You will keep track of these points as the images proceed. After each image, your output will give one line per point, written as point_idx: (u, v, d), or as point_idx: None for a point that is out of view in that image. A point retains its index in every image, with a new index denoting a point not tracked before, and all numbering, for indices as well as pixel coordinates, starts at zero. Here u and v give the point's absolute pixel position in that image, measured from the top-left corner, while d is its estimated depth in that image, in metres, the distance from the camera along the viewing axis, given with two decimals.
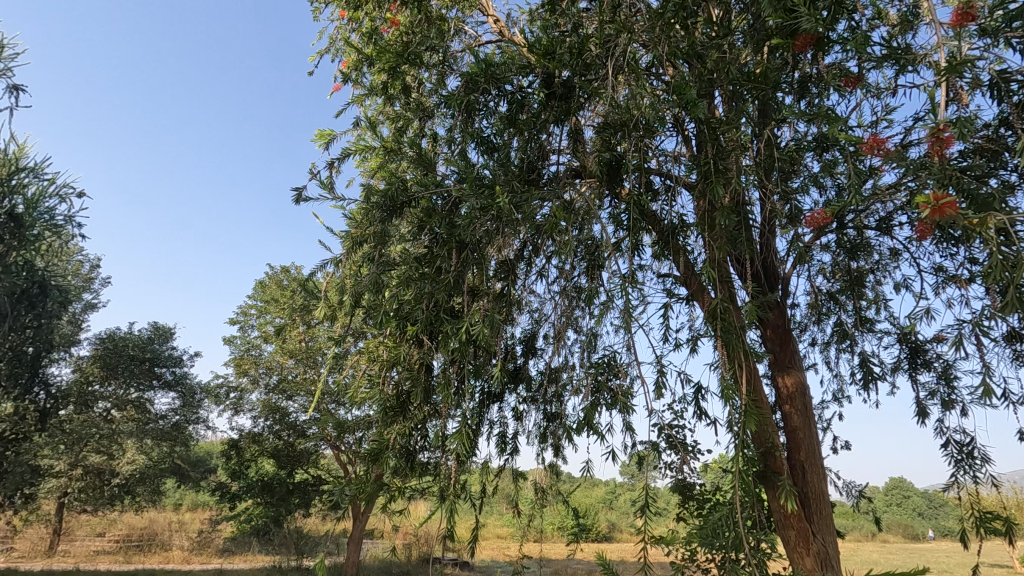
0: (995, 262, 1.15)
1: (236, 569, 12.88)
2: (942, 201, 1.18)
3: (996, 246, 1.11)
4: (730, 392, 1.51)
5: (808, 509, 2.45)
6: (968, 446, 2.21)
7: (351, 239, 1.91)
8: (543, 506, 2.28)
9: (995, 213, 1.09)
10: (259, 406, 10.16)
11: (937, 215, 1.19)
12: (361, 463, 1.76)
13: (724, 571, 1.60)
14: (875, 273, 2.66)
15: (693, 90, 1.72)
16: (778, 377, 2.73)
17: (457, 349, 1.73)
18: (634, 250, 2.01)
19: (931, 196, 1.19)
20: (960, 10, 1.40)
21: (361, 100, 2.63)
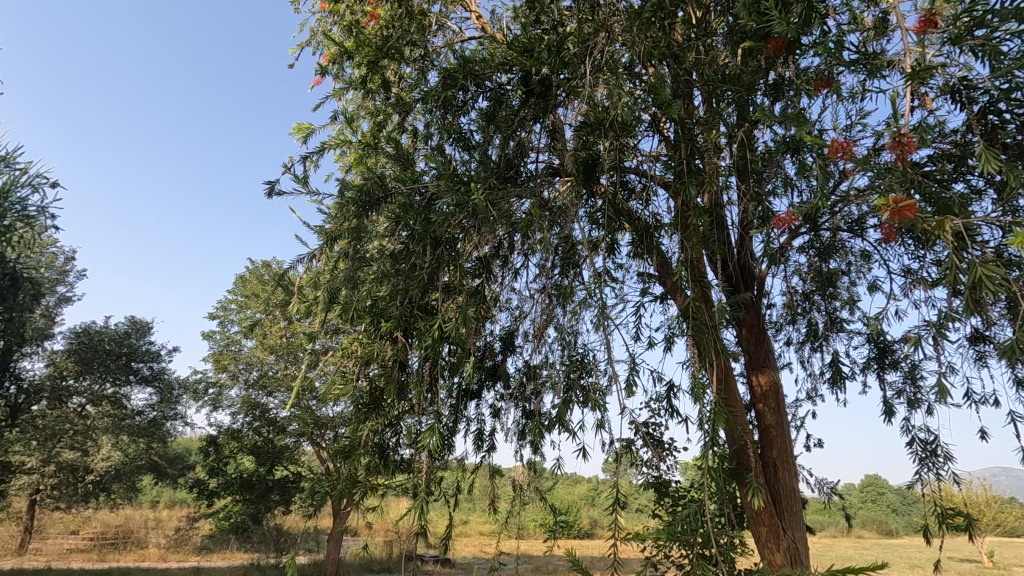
0: (953, 265, 1.18)
1: (213, 567, 12.74)
2: (902, 204, 1.19)
3: (953, 250, 1.13)
4: (700, 392, 1.53)
5: (780, 505, 2.49)
6: (932, 445, 2.25)
7: (327, 234, 1.90)
8: (519, 503, 2.29)
9: (951, 217, 1.11)
10: (239, 401, 10.03)
11: (897, 217, 1.21)
12: (334, 460, 1.75)
13: (692, 568, 1.62)
14: (847, 274, 2.71)
15: (668, 90, 1.73)
16: (753, 376, 2.78)
17: (431, 346, 1.73)
18: (610, 250, 2.02)
19: (891, 199, 1.21)
20: (924, 17, 1.49)
21: (341, 94, 2.61)
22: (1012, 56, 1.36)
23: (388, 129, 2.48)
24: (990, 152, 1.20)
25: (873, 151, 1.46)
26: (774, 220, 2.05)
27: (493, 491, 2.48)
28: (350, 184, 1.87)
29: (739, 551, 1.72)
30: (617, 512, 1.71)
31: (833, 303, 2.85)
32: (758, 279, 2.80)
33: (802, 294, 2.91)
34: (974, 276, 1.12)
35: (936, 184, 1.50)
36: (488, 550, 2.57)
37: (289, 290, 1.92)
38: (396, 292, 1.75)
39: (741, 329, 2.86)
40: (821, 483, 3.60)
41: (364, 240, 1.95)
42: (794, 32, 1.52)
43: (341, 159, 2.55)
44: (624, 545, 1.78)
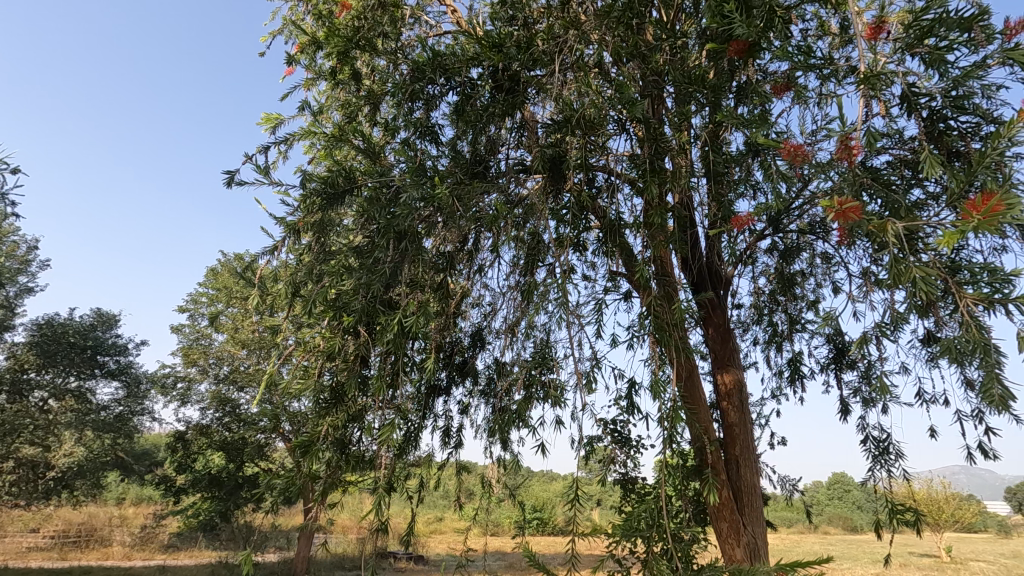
0: (893, 266, 1.22)
1: (180, 565, 12.50)
2: (846, 206, 1.23)
3: (893, 252, 1.16)
4: (659, 388, 1.54)
5: (741, 501, 2.54)
6: (885, 443, 2.32)
7: (290, 226, 1.87)
8: (484, 500, 2.29)
9: (891, 219, 1.15)
10: (208, 397, 9.83)
11: (842, 218, 1.24)
12: (292, 455, 1.73)
13: (646, 564, 1.63)
14: (809, 275, 2.78)
15: (633, 89, 1.75)
16: (718, 374, 2.82)
17: (392, 341, 1.72)
18: (577, 247, 2.04)
19: (837, 200, 1.25)
20: (875, 24, 1.54)
21: (311, 85, 2.57)
22: (957, 65, 1.40)
23: (359, 120, 2.45)
24: (933, 157, 1.24)
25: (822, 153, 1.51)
26: (732, 219, 2.07)
27: (459, 488, 2.48)
28: (314, 175, 1.84)
29: (694, 547, 1.74)
30: (576, 507, 1.72)
31: (796, 304, 2.92)
32: (726, 280, 2.86)
33: (768, 295, 2.97)
34: (910, 276, 1.17)
35: (886, 189, 1.55)
36: (454, 546, 2.58)
37: (251, 282, 1.89)
38: (358, 285, 1.74)
39: (708, 329, 2.90)
40: (783, 480, 3.69)
41: (329, 232, 1.93)
42: (753, 34, 1.55)
43: (311, 151, 2.52)
44: (582, 541, 1.80)
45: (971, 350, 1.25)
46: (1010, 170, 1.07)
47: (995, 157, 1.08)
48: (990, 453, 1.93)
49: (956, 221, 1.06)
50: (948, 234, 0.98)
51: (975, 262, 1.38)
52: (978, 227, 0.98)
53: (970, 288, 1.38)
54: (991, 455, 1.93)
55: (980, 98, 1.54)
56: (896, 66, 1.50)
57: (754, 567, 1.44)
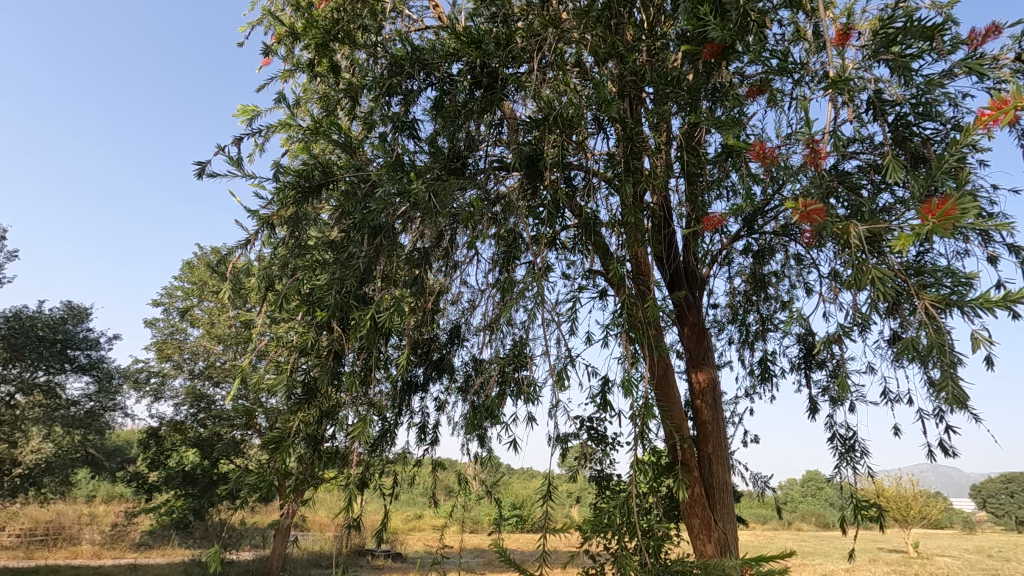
0: (854, 268, 1.25)
1: (151, 564, 12.25)
2: (811, 208, 1.26)
3: (855, 253, 1.19)
4: (630, 386, 1.56)
5: (712, 498, 2.58)
6: (852, 440, 2.38)
7: (263, 220, 1.85)
8: (460, 496, 2.29)
9: (853, 222, 1.19)
10: (183, 393, 9.65)
11: (807, 220, 1.27)
12: (263, 451, 1.71)
13: (617, 560, 1.64)
14: (781, 275, 2.83)
15: (609, 89, 1.76)
16: (692, 373, 2.86)
17: (365, 336, 1.70)
18: (553, 244, 2.05)
19: (802, 202, 1.28)
20: (842, 31, 1.58)
21: (289, 76, 2.54)
22: (922, 73, 1.44)
23: (337, 113, 2.43)
24: (895, 162, 1.27)
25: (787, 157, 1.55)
26: (703, 219, 2.03)
27: (436, 484, 2.49)
28: (289, 168, 1.82)
29: (663, 542, 1.77)
30: (547, 503, 1.74)
31: (769, 304, 2.97)
32: (701, 280, 2.90)
33: (742, 296, 3.02)
34: (870, 278, 1.20)
35: (853, 193, 1.59)
36: (430, 542, 2.58)
37: (223, 275, 1.86)
38: (331, 280, 1.72)
39: (683, 328, 2.94)
40: (755, 478, 3.76)
41: (304, 226, 1.92)
42: (727, 38, 1.57)
43: (288, 144, 2.49)
44: (555, 538, 1.81)
45: (926, 351, 1.29)
46: (965, 176, 1.11)
47: (952, 163, 1.11)
48: (950, 450, 1.99)
49: (916, 224, 1.09)
50: (903, 237, 1.01)
51: (934, 266, 1.42)
52: (933, 230, 1.01)
53: (932, 290, 1.41)
54: (950, 453, 1.99)
55: (944, 105, 1.58)
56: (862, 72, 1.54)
57: (720, 562, 1.46)
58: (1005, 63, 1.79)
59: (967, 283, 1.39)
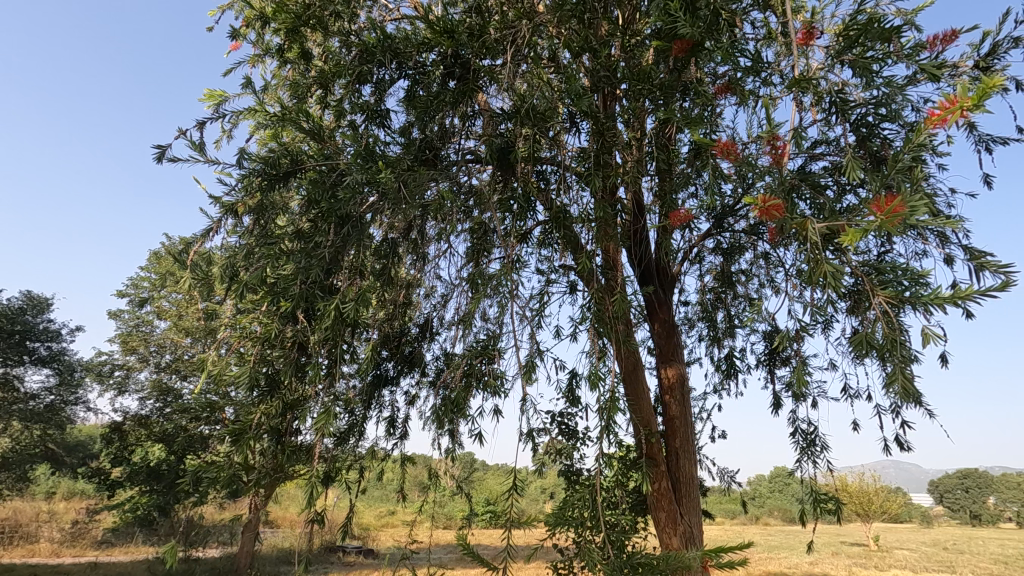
0: (812, 264, 1.28)
1: (112, 562, 11.90)
2: (770, 204, 1.28)
3: (812, 248, 1.21)
4: (597, 379, 1.57)
5: (679, 492, 2.62)
6: (813, 435, 2.44)
7: (227, 207, 1.80)
8: (429, 492, 2.27)
9: (810, 219, 1.21)
10: (149, 387, 9.37)
11: (766, 215, 1.29)
12: (223, 445, 1.67)
13: (580, 553, 1.64)
14: (748, 274, 2.88)
15: (581, 83, 1.76)
16: (662, 369, 2.89)
17: (330, 328, 1.67)
18: (523, 239, 2.05)
19: (762, 198, 1.30)
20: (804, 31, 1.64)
21: (258, 62, 2.48)
22: (882, 75, 1.47)
23: (308, 101, 2.37)
24: (854, 161, 1.30)
25: (752, 155, 1.57)
26: (670, 215, 2.06)
27: (405, 480, 2.47)
28: (255, 154, 1.78)
29: (627, 535, 1.79)
30: (513, 497, 1.74)
31: (736, 302, 3.03)
32: (672, 277, 2.94)
33: (711, 293, 3.07)
34: (826, 275, 1.23)
35: (814, 191, 1.62)
36: (399, 538, 2.55)
37: (184, 264, 1.81)
38: (296, 270, 1.69)
39: (653, 324, 2.97)
40: (722, 472, 3.82)
41: (270, 215, 1.87)
42: (696, 34, 1.58)
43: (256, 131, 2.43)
44: (519, 532, 1.80)
45: (881, 347, 1.32)
46: (916, 175, 1.13)
47: (906, 162, 1.14)
48: (905, 445, 2.05)
49: (870, 220, 1.11)
50: (852, 231, 1.03)
51: (891, 265, 1.46)
52: (881, 227, 1.03)
53: (889, 289, 1.45)
54: (905, 447, 2.06)
55: (904, 108, 1.62)
56: (822, 72, 1.57)
57: (682, 554, 1.46)
58: (965, 69, 1.84)
59: (921, 281, 1.43)
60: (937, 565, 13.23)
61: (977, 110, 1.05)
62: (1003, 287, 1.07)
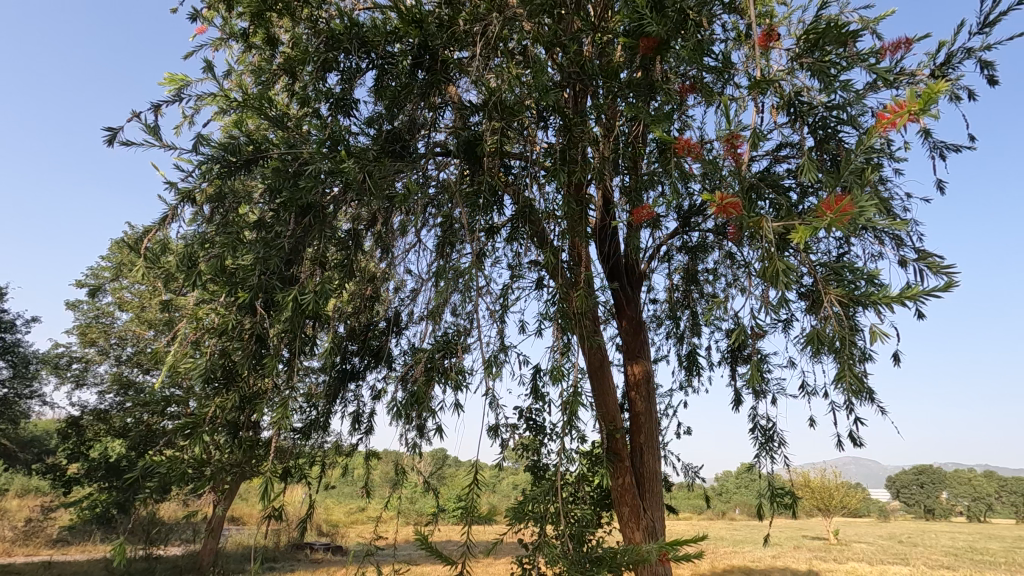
0: (767, 262, 1.30)
1: (67, 561, 11.51)
2: (727, 202, 1.30)
3: (767, 246, 1.23)
4: (559, 374, 1.57)
5: (643, 487, 2.66)
6: (771, 431, 2.50)
7: (183, 195, 1.74)
8: (392, 487, 2.25)
9: (765, 217, 1.23)
10: (108, 380, 9.06)
11: (722, 213, 1.31)
12: (173, 439, 1.62)
13: (540, 548, 1.64)
14: (714, 272, 2.93)
15: (548, 77, 1.76)
16: (629, 365, 2.91)
17: (289, 320, 1.64)
18: (491, 233, 2.04)
19: (718, 195, 1.31)
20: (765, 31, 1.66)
21: (222, 45, 2.40)
22: (839, 79, 1.50)
23: (274, 89, 2.32)
24: (809, 162, 1.33)
25: (712, 154, 1.58)
26: (633, 210, 2.02)
27: (370, 476, 2.44)
28: (213, 140, 1.73)
29: (588, 529, 1.80)
30: (474, 491, 1.73)
31: (702, 300, 3.07)
32: (639, 275, 2.97)
33: (678, 291, 3.11)
34: (778, 274, 1.25)
35: (772, 191, 1.66)
36: (363, 534, 2.53)
37: (136, 252, 1.75)
38: (254, 260, 1.64)
39: (621, 321, 2.99)
40: (688, 468, 3.89)
41: (230, 204, 1.83)
42: (660, 33, 1.59)
43: (220, 118, 2.36)
44: (481, 526, 1.80)
45: (832, 345, 1.35)
46: (866, 177, 1.16)
47: (858, 164, 1.16)
48: (858, 440, 2.11)
49: (820, 219, 1.14)
50: (802, 229, 1.05)
51: (844, 265, 1.50)
52: (829, 225, 1.05)
53: (841, 288, 1.49)
54: (858, 443, 2.12)
55: (859, 112, 1.66)
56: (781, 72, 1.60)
57: (639, 548, 1.47)
58: (920, 77, 1.90)
59: (873, 281, 1.47)
60: (892, 558, 13.73)
61: (921, 114, 1.08)
62: (946, 287, 1.10)
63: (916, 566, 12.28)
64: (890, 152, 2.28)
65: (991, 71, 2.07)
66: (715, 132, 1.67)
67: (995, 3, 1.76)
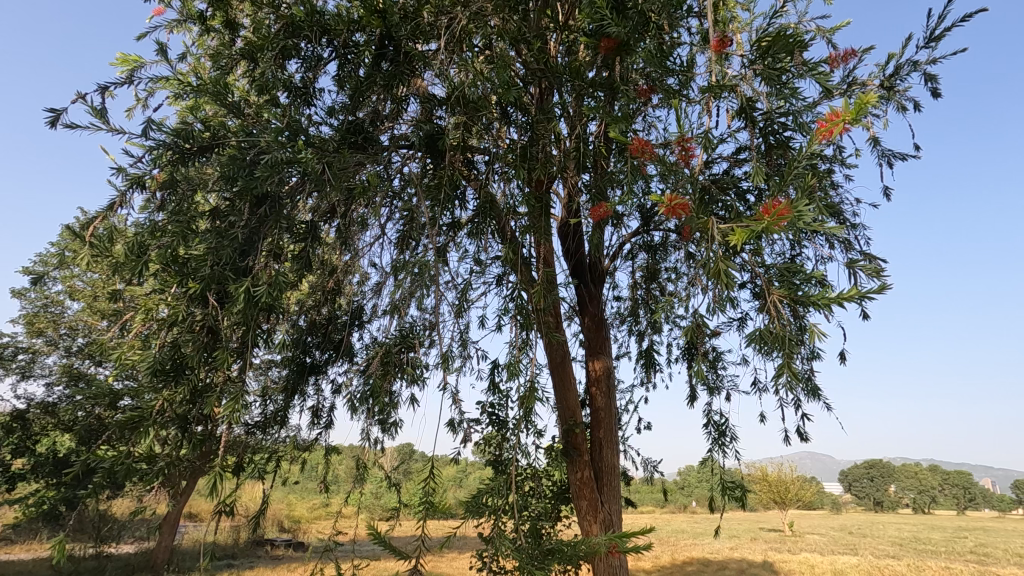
0: (713, 262, 1.34)
1: (10, 561, 11.01)
2: (675, 202, 1.36)
3: (713, 245, 1.27)
4: (515, 369, 1.59)
5: (600, 481, 2.71)
6: (723, 427, 2.58)
7: (133, 180, 1.68)
8: (351, 482, 2.23)
9: (713, 218, 1.27)
10: (57, 372, 8.68)
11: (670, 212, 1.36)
12: (117, 433, 1.56)
13: (495, 541, 1.66)
14: (674, 270, 3.00)
15: (510, 73, 1.77)
16: (590, 361, 2.95)
17: (242, 312, 1.60)
18: (454, 228, 2.05)
19: (667, 197, 1.36)
20: (719, 37, 1.69)
21: (179, 27, 2.32)
22: (787, 87, 1.56)
23: (233, 74, 2.26)
24: (756, 167, 1.38)
25: (663, 156, 1.59)
26: (592, 211, 1.98)
27: (329, 472, 2.41)
28: (166, 125, 1.67)
29: (542, 523, 1.82)
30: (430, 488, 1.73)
31: (662, 298, 3.14)
32: (602, 273, 3.02)
33: (640, 289, 3.18)
34: (723, 274, 1.30)
35: (724, 194, 1.71)
36: (322, 531, 2.50)
37: (82, 240, 1.68)
38: (206, 250, 1.60)
39: (584, 318, 3.04)
40: (647, 463, 3.98)
41: (183, 191, 1.77)
42: (619, 35, 1.62)
43: (175, 103, 2.29)
44: (437, 519, 1.80)
45: (775, 344, 1.41)
46: (808, 181, 1.21)
47: (799, 169, 1.21)
48: (804, 434, 2.21)
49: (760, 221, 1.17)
50: (740, 230, 1.09)
51: (789, 266, 1.57)
52: (767, 228, 1.09)
53: (788, 290, 1.55)
54: (804, 437, 2.21)
55: (807, 118, 1.72)
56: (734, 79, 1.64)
57: (590, 540, 1.50)
58: (869, 87, 1.98)
59: (815, 283, 1.54)
60: (841, 549, 14.30)
61: (856, 123, 1.13)
62: (879, 289, 1.16)
63: (863, 556, 12.83)
64: (842, 158, 2.37)
65: (933, 84, 2.17)
66: (670, 135, 1.71)
67: (938, 19, 1.85)
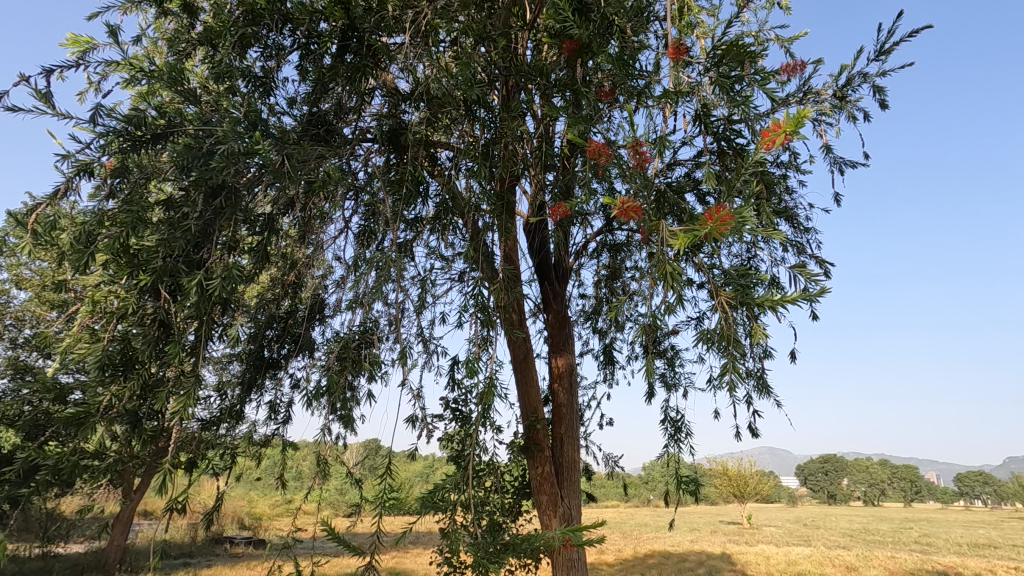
0: (666, 263, 1.38)
1: None
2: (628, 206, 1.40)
3: (663, 248, 1.31)
4: (474, 366, 1.59)
5: (561, 476, 2.75)
6: (680, 423, 2.64)
7: (81, 166, 1.61)
8: (309, 477, 2.21)
9: (664, 221, 1.30)
10: (2, 364, 8.28)
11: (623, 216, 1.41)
12: (60, 429, 1.50)
13: (452, 535, 1.66)
14: (636, 270, 3.05)
15: (474, 70, 1.77)
16: (552, 358, 2.99)
17: (195, 304, 1.56)
18: (416, 224, 2.04)
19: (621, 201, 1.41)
20: (677, 43, 1.73)
21: (133, 8, 2.23)
22: (741, 95, 1.61)
23: (191, 60, 2.19)
24: (709, 172, 1.43)
25: (621, 159, 1.63)
26: (553, 210, 2.00)
27: (286, 468, 2.37)
28: (117, 111, 1.62)
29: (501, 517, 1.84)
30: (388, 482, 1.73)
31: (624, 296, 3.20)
32: (566, 271, 3.05)
33: (602, 287, 3.23)
34: (673, 275, 1.34)
35: (681, 195, 1.75)
36: (280, 527, 2.46)
37: (24, 227, 1.60)
38: (158, 242, 1.55)
39: (547, 315, 3.07)
40: (609, 458, 4.05)
41: (136, 180, 1.72)
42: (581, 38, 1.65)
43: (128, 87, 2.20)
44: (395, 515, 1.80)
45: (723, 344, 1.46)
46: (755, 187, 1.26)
47: (746, 175, 1.25)
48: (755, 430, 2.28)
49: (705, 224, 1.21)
50: (683, 235, 1.14)
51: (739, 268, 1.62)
52: (711, 233, 1.14)
53: (738, 291, 1.60)
54: (755, 433, 2.29)
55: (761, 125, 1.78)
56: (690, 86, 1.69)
57: (546, 534, 1.52)
58: (821, 97, 2.06)
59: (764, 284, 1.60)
60: (795, 540, 14.82)
61: (797, 133, 1.19)
62: (819, 293, 1.21)
63: (815, 546, 13.32)
64: (795, 164, 2.45)
65: (882, 96, 2.27)
66: (630, 137, 1.74)
67: (886, 34, 1.93)
